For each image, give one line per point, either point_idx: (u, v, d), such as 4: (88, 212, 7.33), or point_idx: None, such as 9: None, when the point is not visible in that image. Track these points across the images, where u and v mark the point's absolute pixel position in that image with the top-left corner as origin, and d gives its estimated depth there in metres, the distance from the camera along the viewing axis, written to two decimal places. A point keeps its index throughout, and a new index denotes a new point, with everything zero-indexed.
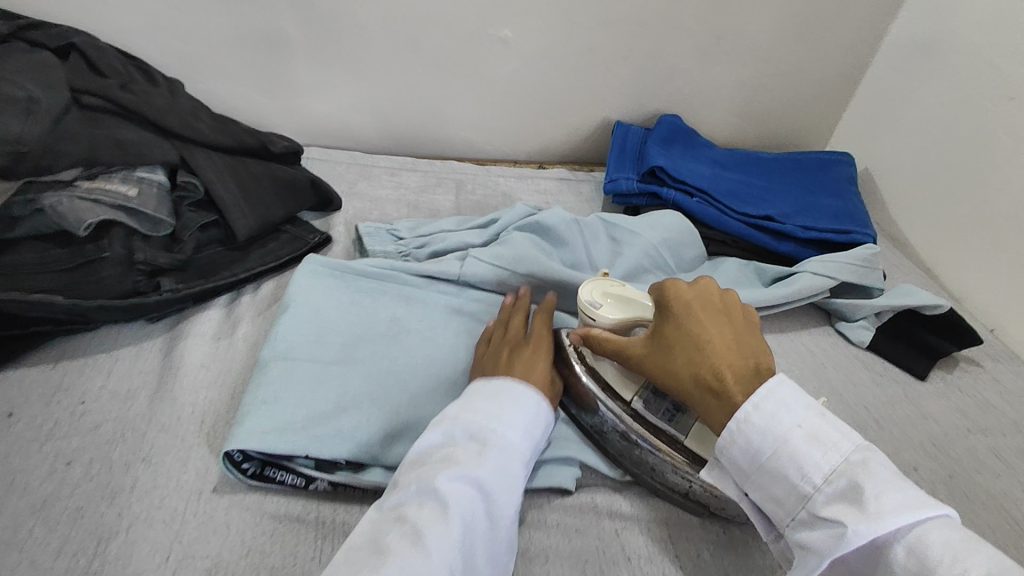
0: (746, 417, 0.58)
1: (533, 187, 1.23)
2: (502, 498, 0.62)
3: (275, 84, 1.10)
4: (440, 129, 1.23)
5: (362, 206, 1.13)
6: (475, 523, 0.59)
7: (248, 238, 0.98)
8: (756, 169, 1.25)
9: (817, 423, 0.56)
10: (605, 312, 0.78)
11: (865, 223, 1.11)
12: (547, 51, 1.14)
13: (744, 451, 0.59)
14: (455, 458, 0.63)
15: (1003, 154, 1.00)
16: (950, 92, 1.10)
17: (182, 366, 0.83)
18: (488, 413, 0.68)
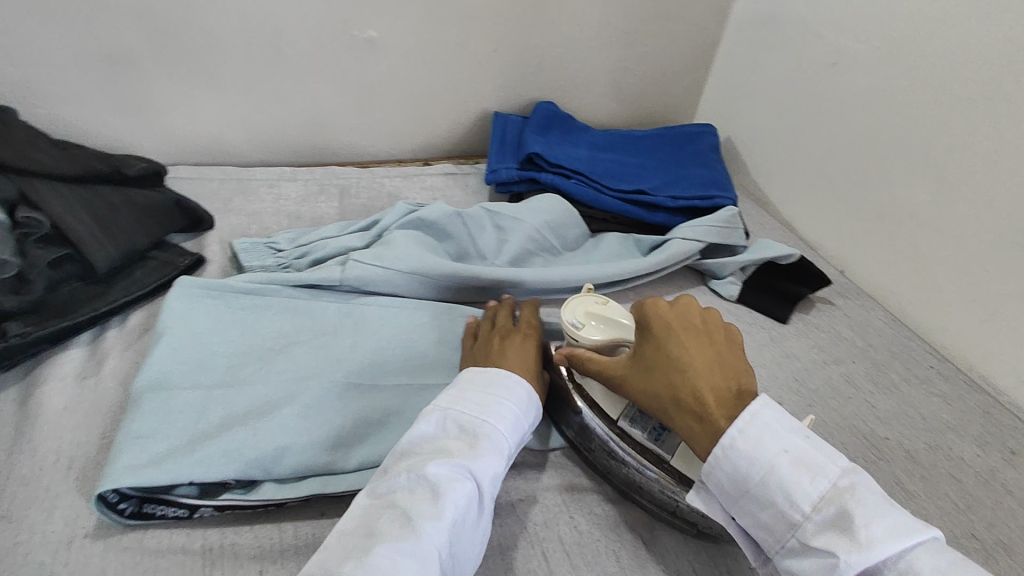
0: (732, 443, 0.52)
1: (419, 185, 1.09)
2: (489, 493, 0.56)
3: (129, 102, 0.94)
4: (321, 135, 1.08)
5: (239, 223, 0.96)
6: (469, 515, 0.53)
7: (114, 270, 0.81)
8: (633, 149, 1.16)
9: (806, 454, 0.50)
10: (589, 333, 0.70)
11: (727, 188, 1.06)
12: (425, 44, 1.02)
13: (732, 476, 0.52)
14: (449, 450, 0.57)
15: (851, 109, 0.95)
16: (791, 63, 1.06)
17: (40, 417, 0.67)
18: (490, 407, 0.61)
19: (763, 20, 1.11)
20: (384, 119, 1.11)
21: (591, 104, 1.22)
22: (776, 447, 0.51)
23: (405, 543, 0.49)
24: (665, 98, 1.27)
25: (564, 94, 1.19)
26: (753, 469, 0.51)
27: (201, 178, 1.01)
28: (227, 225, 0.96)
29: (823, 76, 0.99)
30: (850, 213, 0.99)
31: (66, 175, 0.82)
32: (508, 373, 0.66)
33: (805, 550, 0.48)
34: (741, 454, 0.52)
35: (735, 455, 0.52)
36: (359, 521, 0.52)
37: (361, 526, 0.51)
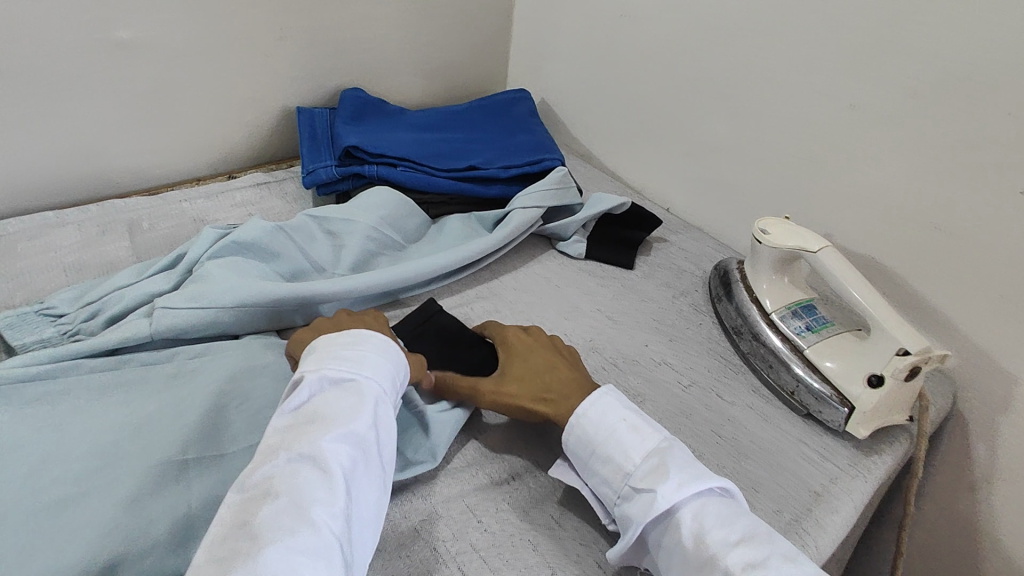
0: (583, 413, 0.54)
1: (225, 201, 0.84)
2: (372, 463, 0.47)
3: None
4: (124, 155, 0.82)
5: (100, 251, 0.73)
6: (361, 472, 0.46)
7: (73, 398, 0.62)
8: (453, 123, 0.95)
9: (635, 418, 0.53)
10: (780, 240, 0.65)
11: (554, 148, 0.90)
12: (307, 55, 0.91)
13: (580, 438, 0.53)
14: (330, 415, 0.47)
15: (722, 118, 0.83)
16: (661, 49, 0.87)
17: None
18: (332, 356, 0.51)
19: None
20: (318, 71, 0.93)
21: (398, 89, 1.04)
22: (612, 409, 0.53)
23: (299, 533, 0.40)
24: (471, 78, 1.12)
25: (570, 63, 1.02)
26: (596, 426, 0.52)
27: (178, 163, 0.87)
28: (172, 236, 0.77)
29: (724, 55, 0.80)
30: (705, 186, 0.89)
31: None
32: (363, 329, 0.54)
33: (633, 497, 0.49)
34: (588, 417, 0.53)
35: (581, 429, 0.53)
36: (243, 513, 0.41)
37: (244, 520, 0.41)
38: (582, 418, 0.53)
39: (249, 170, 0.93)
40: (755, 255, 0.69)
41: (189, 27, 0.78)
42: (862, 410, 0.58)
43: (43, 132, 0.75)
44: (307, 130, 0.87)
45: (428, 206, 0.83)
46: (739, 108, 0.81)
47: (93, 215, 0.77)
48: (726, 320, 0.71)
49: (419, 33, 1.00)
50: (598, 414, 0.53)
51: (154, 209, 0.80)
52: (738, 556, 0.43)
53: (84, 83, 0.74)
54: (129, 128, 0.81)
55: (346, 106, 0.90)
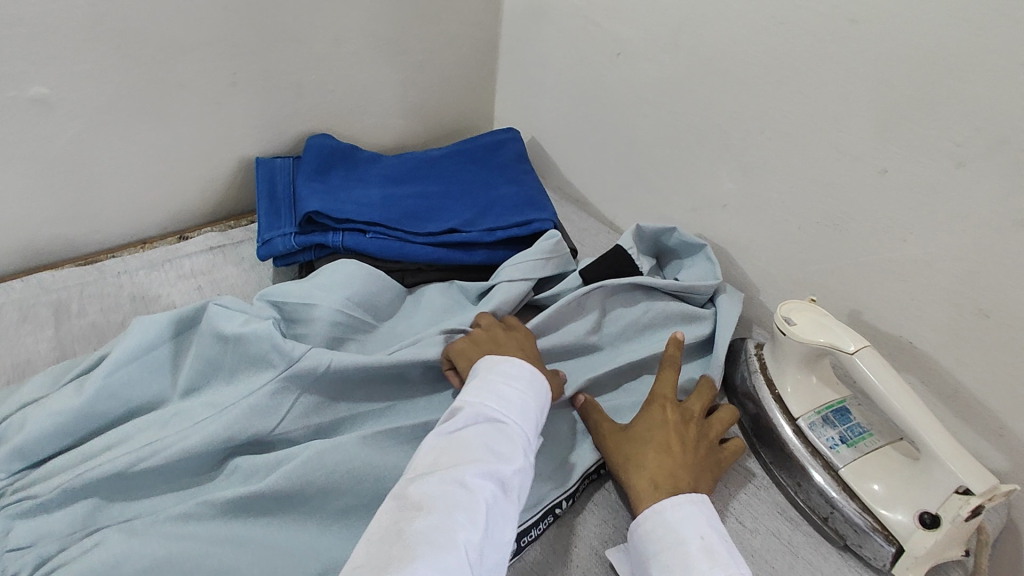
0: (661, 508, 0.48)
1: (170, 271, 0.74)
2: (517, 501, 0.45)
3: None
4: (48, 221, 0.72)
5: (15, 341, 0.63)
6: (502, 509, 0.44)
7: None
8: (433, 174, 0.85)
9: (715, 542, 0.46)
10: (807, 334, 0.56)
11: (545, 205, 0.80)
12: (264, 101, 0.80)
13: (648, 534, 0.48)
14: (482, 445, 0.46)
15: (730, 173, 0.74)
16: (659, 94, 0.78)
17: None
18: (490, 388, 0.51)
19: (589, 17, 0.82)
20: (276, 117, 0.83)
21: (371, 131, 0.94)
22: (694, 524, 0.47)
23: (439, 556, 0.38)
24: (452, 115, 1.02)
25: (561, 102, 0.93)
26: (665, 533, 0.47)
27: (119, 225, 0.77)
28: (105, 320, 0.67)
29: (733, 105, 0.70)
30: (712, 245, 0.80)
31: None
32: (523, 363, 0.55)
33: None
34: (664, 517, 0.48)
35: (649, 526, 0.48)
36: (391, 525, 0.41)
37: (393, 532, 0.40)
38: (660, 513, 0.48)
39: (203, 228, 0.83)
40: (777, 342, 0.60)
41: (119, 77, 0.68)
42: (913, 553, 0.48)
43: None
44: (265, 188, 0.78)
45: (404, 276, 0.74)
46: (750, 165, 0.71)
47: (14, 296, 0.67)
48: (744, 418, 0.61)
49: (393, 72, 0.90)
50: (676, 519, 0.47)
51: (87, 285, 0.70)
52: None
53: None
54: (57, 191, 0.71)
55: (310, 159, 0.80)
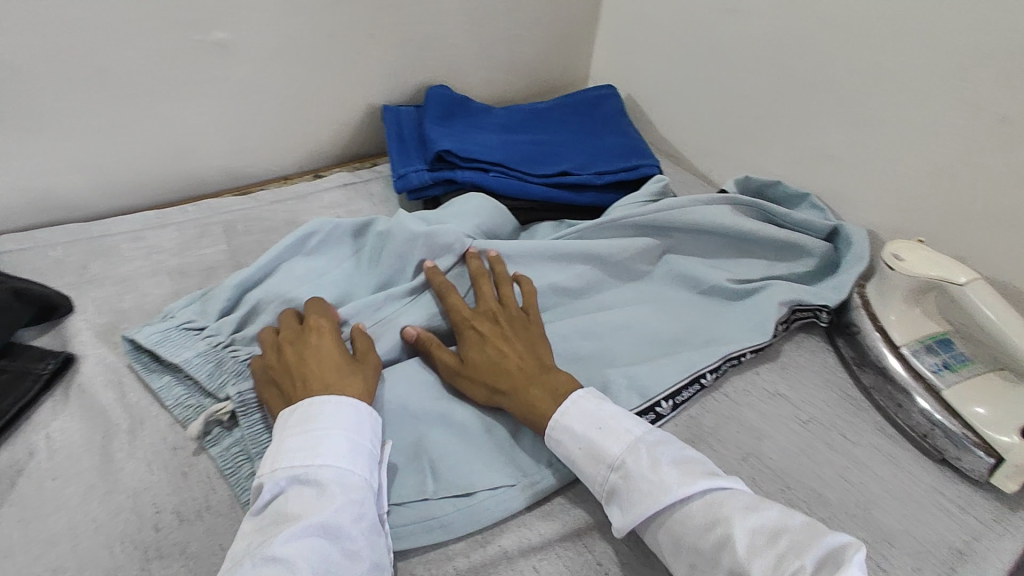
0: (563, 408, 0.51)
1: (314, 204, 0.83)
2: (360, 546, 0.42)
3: (45, 114, 0.68)
4: (214, 155, 0.82)
5: (195, 252, 0.73)
6: (335, 565, 0.41)
7: None
8: (541, 124, 0.92)
9: (588, 438, 0.49)
10: (917, 268, 0.60)
11: (649, 153, 0.86)
12: (396, 52, 0.88)
13: (563, 442, 0.50)
14: (299, 512, 0.42)
15: (837, 125, 0.77)
16: (771, 49, 0.81)
17: None
18: (290, 438, 0.46)
19: None
20: (405, 69, 0.91)
21: (484, 84, 1.00)
22: (566, 437, 0.50)
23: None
24: (554, 72, 1.07)
25: (664, 60, 0.97)
26: (561, 454, 0.51)
27: (267, 162, 0.87)
28: (266, 240, 0.77)
29: (846, 57, 0.73)
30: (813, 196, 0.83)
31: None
32: (318, 395, 0.49)
33: (616, 497, 0.47)
34: (554, 440, 0.51)
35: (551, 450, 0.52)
36: None
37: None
38: (562, 413, 0.51)
39: (334, 169, 0.92)
40: (884, 279, 0.64)
41: (284, 25, 0.77)
42: (1013, 462, 0.53)
43: (142, 131, 0.75)
44: (395, 130, 0.86)
45: (521, 213, 0.81)
46: (860, 116, 0.74)
47: (190, 216, 0.77)
48: (846, 351, 0.66)
49: (507, 27, 0.96)
50: (559, 441, 0.51)
51: (247, 211, 0.80)
52: (743, 533, 0.41)
53: (181, 82, 0.74)
54: (222, 127, 0.80)
55: (434, 105, 0.87)
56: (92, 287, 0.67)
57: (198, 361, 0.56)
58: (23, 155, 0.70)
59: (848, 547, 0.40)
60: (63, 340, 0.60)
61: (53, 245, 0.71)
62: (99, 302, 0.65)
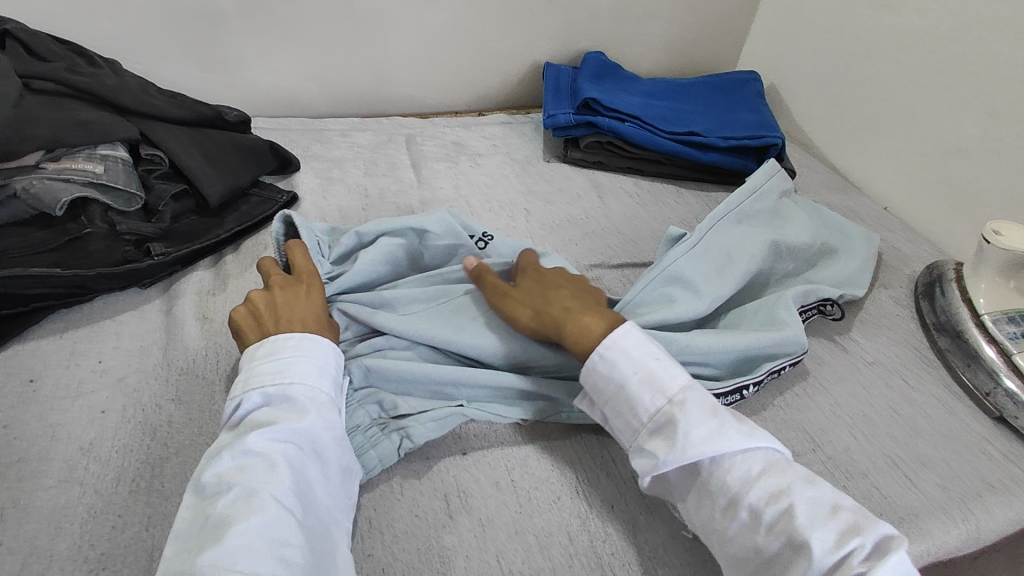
0: (621, 341, 0.51)
1: (475, 132, 1.01)
2: (329, 448, 0.48)
3: (306, 31, 0.93)
4: (409, 84, 1.03)
5: (382, 150, 0.94)
6: (306, 464, 0.46)
7: (225, 206, 0.74)
8: (679, 95, 1.03)
9: (648, 368, 0.49)
10: (1015, 242, 0.64)
11: (777, 128, 0.93)
12: (568, 20, 1.04)
13: (615, 373, 0.50)
14: (273, 420, 0.47)
15: (971, 118, 0.81)
16: (917, 44, 0.86)
17: (185, 322, 0.61)
18: (263, 365, 0.50)
19: None
20: (572, 36, 1.07)
21: (636, 58, 1.13)
22: (618, 365, 0.50)
23: (246, 519, 0.40)
24: (703, 58, 1.17)
25: (811, 52, 1.04)
26: (605, 381, 0.50)
27: (445, 97, 1.07)
28: (436, 151, 0.96)
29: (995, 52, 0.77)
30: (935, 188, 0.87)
31: (179, 121, 0.75)
32: (284, 330, 0.53)
33: (658, 436, 0.48)
34: (604, 368, 0.50)
35: (587, 388, 0.52)
36: (194, 519, 0.42)
37: (201, 518, 0.42)
38: (620, 343, 0.51)
39: (497, 112, 1.10)
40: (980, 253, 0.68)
41: None
42: None
43: (364, 55, 0.98)
44: (552, 82, 1.01)
45: (646, 164, 0.93)
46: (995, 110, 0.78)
47: (384, 126, 0.99)
48: (928, 316, 0.71)
49: (667, 9, 1.08)
50: (611, 369, 0.50)
51: (425, 130, 1.00)
52: (801, 503, 0.43)
53: (401, 20, 0.96)
54: (421, 62, 1.01)
55: (590, 66, 1.02)
56: (312, 160, 0.90)
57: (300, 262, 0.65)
58: (285, 60, 0.95)
59: (895, 538, 0.41)
60: (291, 188, 0.83)
61: (290, 131, 0.96)
62: (316, 170, 0.87)
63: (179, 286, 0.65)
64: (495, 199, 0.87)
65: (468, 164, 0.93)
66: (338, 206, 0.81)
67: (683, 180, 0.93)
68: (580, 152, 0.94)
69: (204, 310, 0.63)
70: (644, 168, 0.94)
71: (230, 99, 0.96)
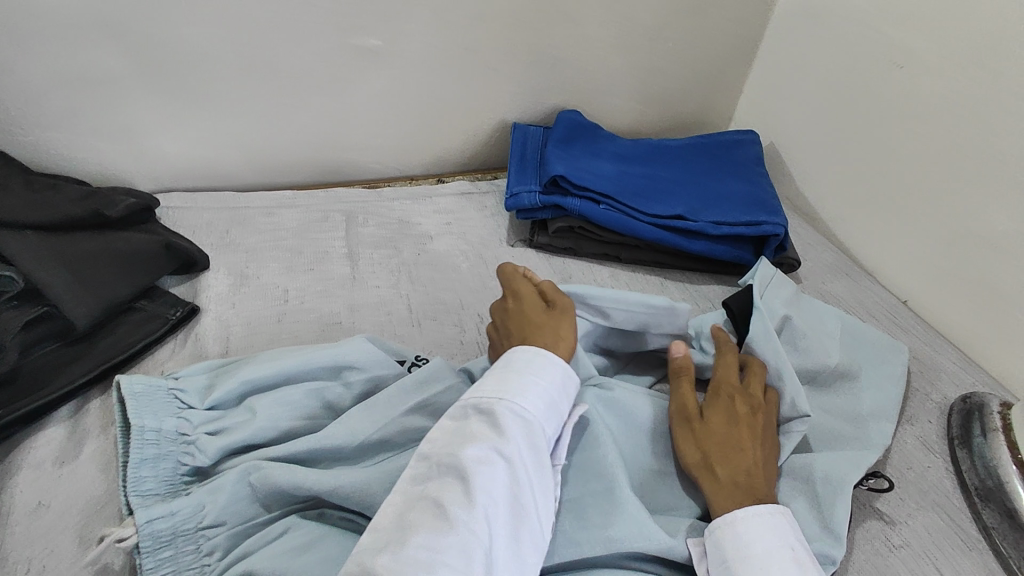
0: (780, 511, 0.47)
1: (428, 206, 0.87)
2: (529, 478, 0.43)
3: (223, 94, 0.79)
4: (351, 147, 0.89)
5: (313, 233, 0.80)
6: (506, 494, 0.41)
7: (99, 330, 0.60)
8: (663, 160, 0.89)
9: (803, 553, 0.45)
10: None
11: (776, 209, 0.79)
12: (536, 74, 0.91)
13: (764, 531, 0.45)
14: (477, 433, 0.43)
15: (1009, 208, 0.67)
16: (938, 114, 0.73)
17: (9, 515, 0.47)
18: (512, 386, 0.46)
19: (875, 26, 0.79)
20: (541, 90, 0.93)
21: (616, 112, 0.99)
22: (776, 532, 0.45)
23: (441, 538, 0.37)
24: (692, 112, 1.04)
25: (815, 111, 0.90)
26: (753, 540, 0.45)
27: (397, 162, 0.93)
28: (379, 233, 0.81)
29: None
30: (965, 285, 0.73)
31: (44, 223, 0.61)
32: (528, 349, 0.50)
33: None
34: (755, 520, 0.46)
35: (723, 534, 0.46)
36: (387, 520, 0.39)
37: (397, 521, 0.39)
38: (780, 513, 0.46)
39: (456, 176, 0.95)
40: None
41: (437, 37, 0.82)
42: None
43: (295, 119, 0.84)
44: (517, 148, 0.87)
45: (625, 248, 0.80)
46: None
47: (321, 201, 0.84)
48: (968, 474, 0.57)
49: (650, 59, 0.95)
50: (762, 525, 0.45)
51: (368, 205, 0.85)
52: None
53: (336, 79, 0.82)
54: (365, 124, 0.87)
55: (560, 128, 0.87)
56: (227, 250, 0.75)
57: (151, 439, 0.49)
58: (200, 127, 0.81)
59: None
60: (193, 292, 0.69)
61: (207, 209, 0.81)
62: (229, 265, 0.73)
63: (15, 455, 0.51)
64: (441, 300, 0.72)
65: (414, 250, 0.79)
66: (246, 317, 0.67)
67: (667, 268, 0.80)
68: (547, 237, 0.81)
69: (42, 493, 0.49)
70: (622, 255, 0.80)
71: (138, 172, 0.82)
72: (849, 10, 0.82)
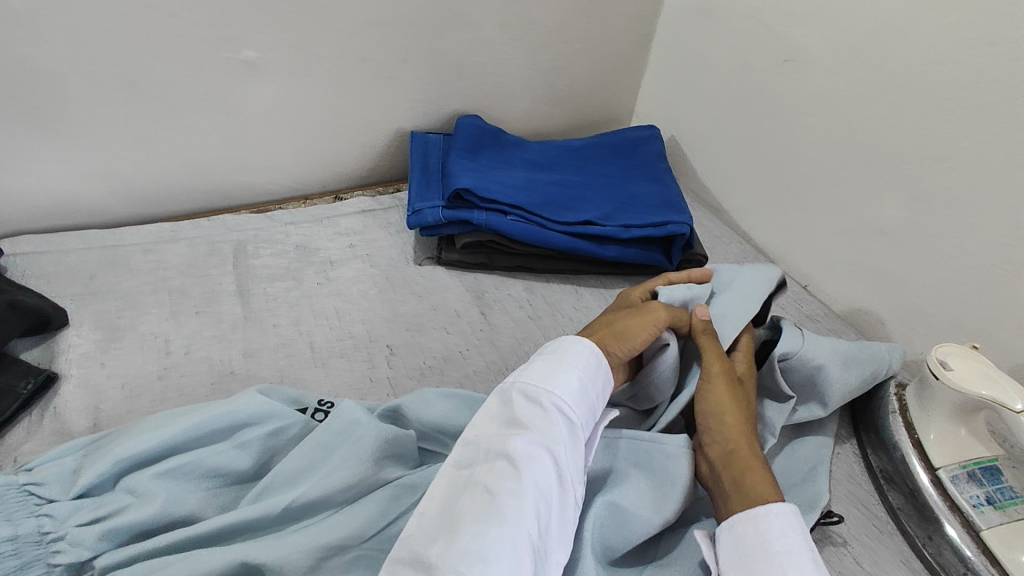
0: (794, 512, 0.44)
1: (327, 227, 0.81)
2: (573, 472, 0.43)
3: (74, 122, 0.69)
4: (236, 169, 0.82)
5: (197, 270, 0.72)
6: (553, 488, 0.41)
7: None
8: (574, 162, 0.87)
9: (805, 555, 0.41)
10: (969, 383, 0.53)
11: (682, 208, 0.80)
12: (433, 80, 0.86)
13: (766, 530, 0.43)
14: (524, 422, 0.43)
15: (892, 198, 0.70)
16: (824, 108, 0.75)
17: None
18: (557, 376, 0.47)
19: (762, 22, 0.81)
20: (440, 96, 0.89)
21: (520, 114, 0.97)
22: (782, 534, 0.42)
23: (490, 528, 0.37)
24: (595, 108, 1.03)
25: (712, 106, 0.91)
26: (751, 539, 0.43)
27: (289, 180, 0.86)
28: (273, 263, 0.75)
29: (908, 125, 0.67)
30: (858, 270, 0.76)
31: None
32: (571, 338, 0.50)
33: None
34: (760, 517, 0.44)
35: (738, 529, 0.44)
36: (438, 508, 0.39)
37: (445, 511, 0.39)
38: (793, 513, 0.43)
39: (356, 191, 0.90)
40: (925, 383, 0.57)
41: (320, 47, 0.76)
42: None
43: (168, 144, 0.75)
44: (418, 159, 0.83)
45: (538, 259, 0.78)
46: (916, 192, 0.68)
47: (205, 231, 0.76)
48: (874, 458, 0.60)
49: (549, 58, 0.93)
50: (766, 524, 0.43)
51: (260, 232, 0.78)
52: None
53: (210, 98, 0.74)
54: (249, 143, 0.80)
55: (462, 136, 0.84)
56: (93, 299, 0.67)
57: (7, 549, 0.42)
58: (48, 160, 0.71)
59: None
60: (53, 355, 0.60)
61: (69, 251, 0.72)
62: (96, 317, 0.65)
63: None
64: (348, 333, 0.68)
65: (314, 279, 0.73)
66: (120, 378, 0.59)
67: (582, 275, 0.79)
68: (457, 253, 0.77)
69: None
70: (536, 265, 0.78)
71: None
72: (738, 5, 0.83)
